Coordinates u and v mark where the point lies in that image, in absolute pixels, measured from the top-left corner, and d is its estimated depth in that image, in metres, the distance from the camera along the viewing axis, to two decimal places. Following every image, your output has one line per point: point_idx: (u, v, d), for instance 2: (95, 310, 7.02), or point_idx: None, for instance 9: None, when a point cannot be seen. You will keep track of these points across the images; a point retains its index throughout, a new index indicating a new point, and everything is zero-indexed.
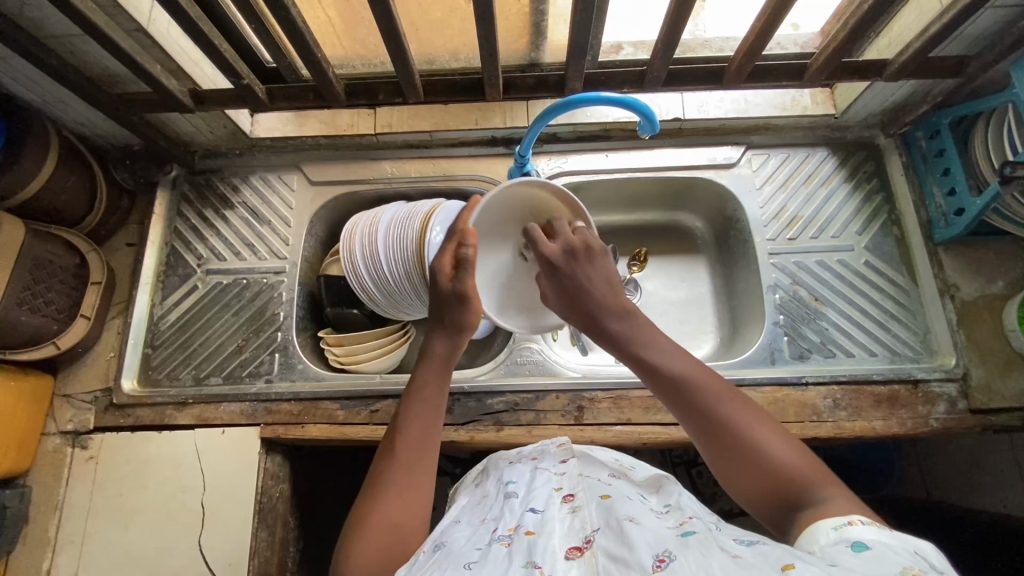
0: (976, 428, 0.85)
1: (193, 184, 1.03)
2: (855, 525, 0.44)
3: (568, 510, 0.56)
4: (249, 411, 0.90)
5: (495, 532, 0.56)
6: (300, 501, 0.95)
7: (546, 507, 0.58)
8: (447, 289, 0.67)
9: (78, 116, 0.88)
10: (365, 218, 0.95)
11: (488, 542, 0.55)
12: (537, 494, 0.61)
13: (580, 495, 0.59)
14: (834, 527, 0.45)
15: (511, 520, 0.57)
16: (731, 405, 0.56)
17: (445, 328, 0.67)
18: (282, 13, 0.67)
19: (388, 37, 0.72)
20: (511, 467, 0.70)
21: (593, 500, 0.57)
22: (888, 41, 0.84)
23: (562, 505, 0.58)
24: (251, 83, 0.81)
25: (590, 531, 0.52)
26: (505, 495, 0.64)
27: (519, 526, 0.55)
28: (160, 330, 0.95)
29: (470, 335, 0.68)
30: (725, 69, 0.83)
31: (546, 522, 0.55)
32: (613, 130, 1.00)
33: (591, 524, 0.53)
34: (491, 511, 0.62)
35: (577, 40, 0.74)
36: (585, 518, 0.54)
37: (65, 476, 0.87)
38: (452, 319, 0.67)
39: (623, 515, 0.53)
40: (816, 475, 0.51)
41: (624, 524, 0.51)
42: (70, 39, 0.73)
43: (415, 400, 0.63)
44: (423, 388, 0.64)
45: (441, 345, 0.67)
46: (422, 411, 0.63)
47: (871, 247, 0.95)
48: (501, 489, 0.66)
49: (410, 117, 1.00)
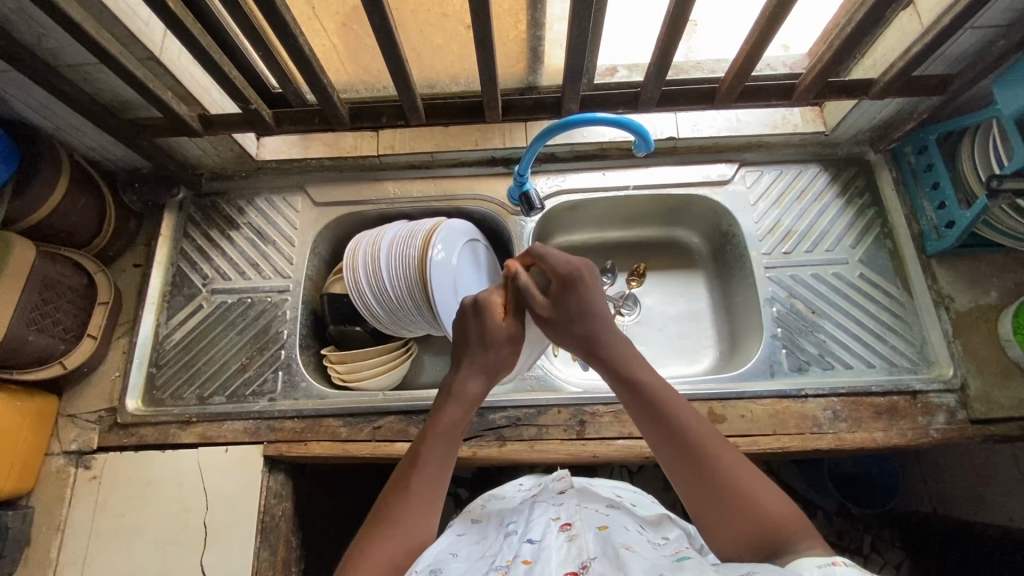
0: (976, 438, 0.85)
1: (200, 206, 1.05)
2: (840, 566, 0.47)
3: (564, 539, 0.58)
4: (253, 429, 0.90)
5: (494, 563, 0.57)
6: (303, 521, 0.95)
7: (543, 537, 0.59)
8: (501, 332, 0.71)
9: (89, 141, 0.90)
10: (368, 237, 0.97)
11: (485, 570, 0.55)
12: (534, 527, 0.62)
13: (577, 524, 0.60)
14: (820, 565, 0.47)
15: (509, 551, 0.59)
16: (732, 463, 0.60)
17: (484, 369, 0.70)
18: (291, 42, 0.70)
19: (392, 64, 0.75)
20: (511, 510, 0.72)
21: (589, 528, 0.59)
22: (873, 62, 0.87)
23: (558, 534, 0.59)
24: (259, 108, 0.83)
25: (586, 558, 0.53)
26: (505, 533, 0.65)
27: (517, 555, 0.56)
28: (165, 349, 0.96)
29: (500, 378, 0.72)
30: (717, 89, 0.86)
31: (541, 549, 0.56)
32: (609, 150, 1.03)
33: (588, 552, 0.54)
34: (490, 547, 0.63)
35: (573, 64, 0.77)
36: (581, 547, 0.55)
37: (68, 497, 0.87)
38: (494, 362, 0.71)
39: (619, 543, 0.54)
40: (797, 521, 0.56)
41: (620, 552, 0.52)
42: (85, 67, 0.76)
43: (439, 438, 0.65)
44: (450, 427, 0.66)
45: (475, 384, 0.70)
46: (446, 447, 0.65)
47: (865, 260, 0.97)
48: (499, 529, 0.67)
49: (411, 139, 1.03)
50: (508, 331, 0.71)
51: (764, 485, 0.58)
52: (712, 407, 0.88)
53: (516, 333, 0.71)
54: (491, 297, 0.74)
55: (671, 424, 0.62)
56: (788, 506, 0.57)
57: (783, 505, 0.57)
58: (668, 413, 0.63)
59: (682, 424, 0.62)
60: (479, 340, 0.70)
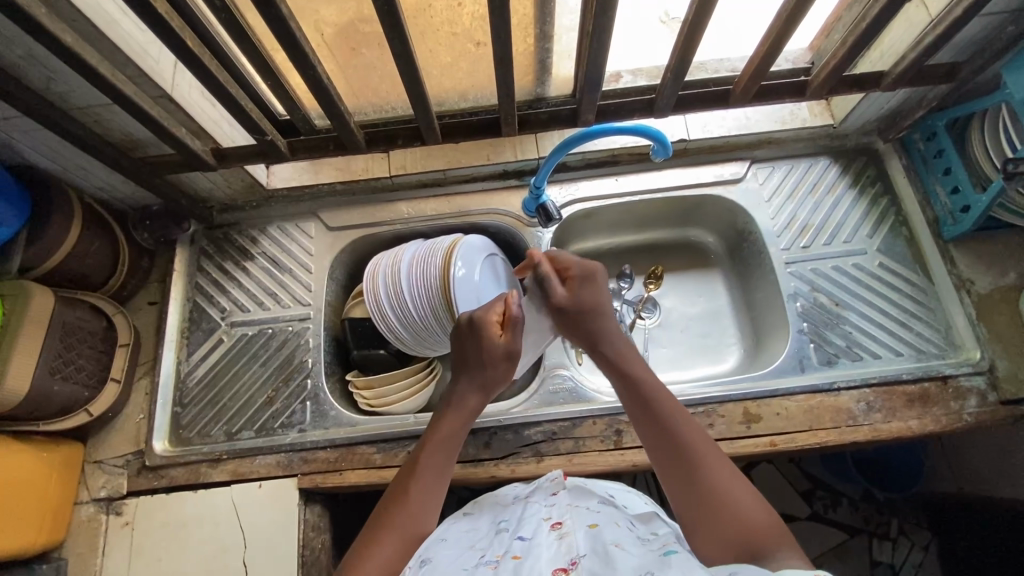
0: (1009, 419, 0.85)
1: (211, 239, 1.03)
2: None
3: (556, 537, 0.58)
4: (285, 462, 0.88)
5: (483, 557, 0.59)
6: (340, 551, 0.94)
7: (534, 534, 0.59)
8: (498, 349, 0.72)
9: (99, 181, 0.89)
10: (386, 258, 0.96)
11: (475, 564, 0.58)
12: (526, 523, 0.63)
13: (568, 522, 0.60)
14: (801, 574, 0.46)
15: (499, 547, 0.60)
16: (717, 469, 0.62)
17: (482, 386, 0.72)
18: (310, 72, 0.70)
19: (411, 86, 0.75)
20: (505, 508, 0.71)
21: (580, 527, 0.59)
22: (881, 55, 0.88)
23: (549, 532, 0.59)
24: (274, 138, 0.82)
25: (575, 555, 0.54)
26: (496, 530, 0.66)
27: (508, 551, 0.58)
28: (188, 387, 0.95)
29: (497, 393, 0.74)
30: (730, 91, 0.86)
31: (532, 546, 0.57)
32: (621, 156, 1.03)
33: (577, 549, 0.55)
34: (481, 540, 0.65)
35: (591, 74, 0.77)
36: (571, 543, 0.56)
37: (101, 546, 0.85)
38: (488, 379, 0.72)
39: (608, 541, 0.56)
40: (769, 530, 0.56)
41: (609, 550, 0.54)
42: (97, 108, 0.75)
43: (438, 447, 0.68)
44: (449, 435, 0.69)
45: (474, 401, 0.72)
46: (449, 450, 0.68)
47: (883, 248, 0.98)
48: (492, 525, 0.68)
49: (422, 158, 1.02)
50: (505, 348, 0.72)
51: (746, 493, 0.60)
52: (747, 407, 0.88)
53: (514, 352, 0.73)
54: (487, 316, 0.74)
55: (664, 423, 0.65)
56: (765, 516, 0.58)
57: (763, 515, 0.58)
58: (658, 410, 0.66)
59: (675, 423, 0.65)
60: (470, 356, 0.73)
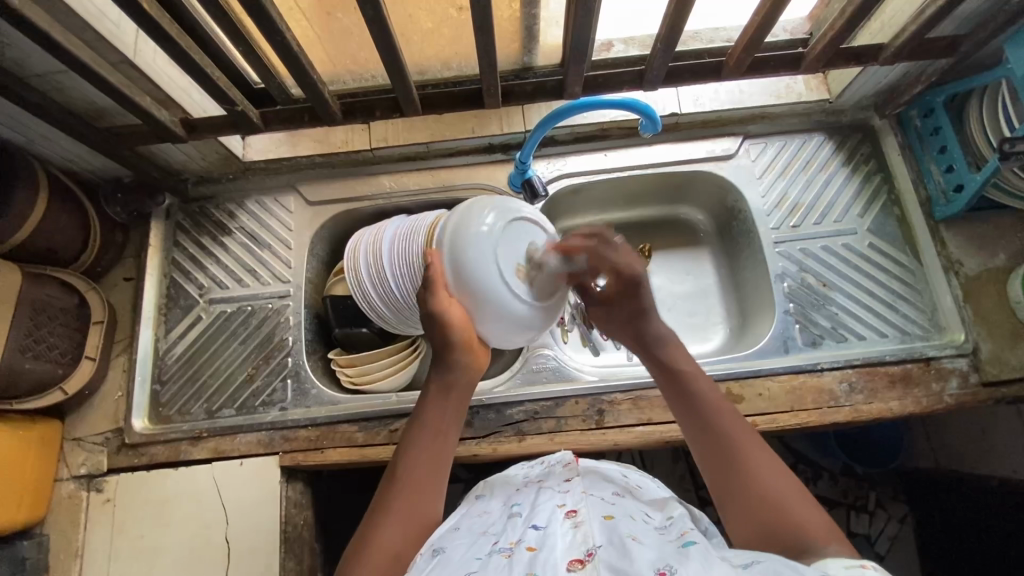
0: (988, 401, 0.86)
1: (188, 213, 1.00)
2: (868, 569, 0.46)
3: (570, 526, 0.56)
4: (266, 440, 0.88)
5: (497, 544, 0.57)
6: (323, 525, 0.94)
7: (548, 522, 0.57)
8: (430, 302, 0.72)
9: (65, 153, 0.85)
10: (368, 234, 0.93)
11: (488, 553, 0.55)
12: (540, 511, 0.61)
13: (583, 511, 0.59)
14: (845, 567, 0.47)
15: (513, 535, 0.58)
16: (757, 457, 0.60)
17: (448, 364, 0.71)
18: (278, 39, 0.66)
19: (387, 55, 0.71)
20: (517, 492, 0.69)
21: (595, 517, 0.57)
22: (881, 25, 0.85)
23: (563, 521, 0.57)
24: (245, 108, 0.79)
25: (592, 545, 0.52)
26: (509, 514, 0.63)
27: (521, 540, 0.56)
28: (166, 364, 0.93)
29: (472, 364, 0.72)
30: (724, 62, 0.83)
31: (547, 536, 0.55)
32: (611, 129, 1.00)
33: (593, 539, 0.53)
34: (494, 525, 0.62)
35: (577, 45, 0.74)
36: (586, 533, 0.54)
37: (83, 522, 0.86)
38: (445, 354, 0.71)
39: (624, 533, 0.53)
40: (821, 521, 0.55)
41: (627, 542, 0.51)
42: (55, 75, 0.71)
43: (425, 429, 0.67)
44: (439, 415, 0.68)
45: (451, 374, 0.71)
46: (439, 424, 0.67)
47: (874, 229, 0.96)
48: (505, 508, 0.66)
49: (404, 130, 0.99)
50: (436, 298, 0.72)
51: (793, 489, 0.58)
52: (729, 387, 0.88)
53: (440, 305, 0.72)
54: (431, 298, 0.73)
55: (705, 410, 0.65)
56: (810, 505, 0.56)
57: (809, 509, 0.56)
58: (696, 397, 0.66)
59: (715, 412, 0.64)
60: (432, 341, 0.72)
